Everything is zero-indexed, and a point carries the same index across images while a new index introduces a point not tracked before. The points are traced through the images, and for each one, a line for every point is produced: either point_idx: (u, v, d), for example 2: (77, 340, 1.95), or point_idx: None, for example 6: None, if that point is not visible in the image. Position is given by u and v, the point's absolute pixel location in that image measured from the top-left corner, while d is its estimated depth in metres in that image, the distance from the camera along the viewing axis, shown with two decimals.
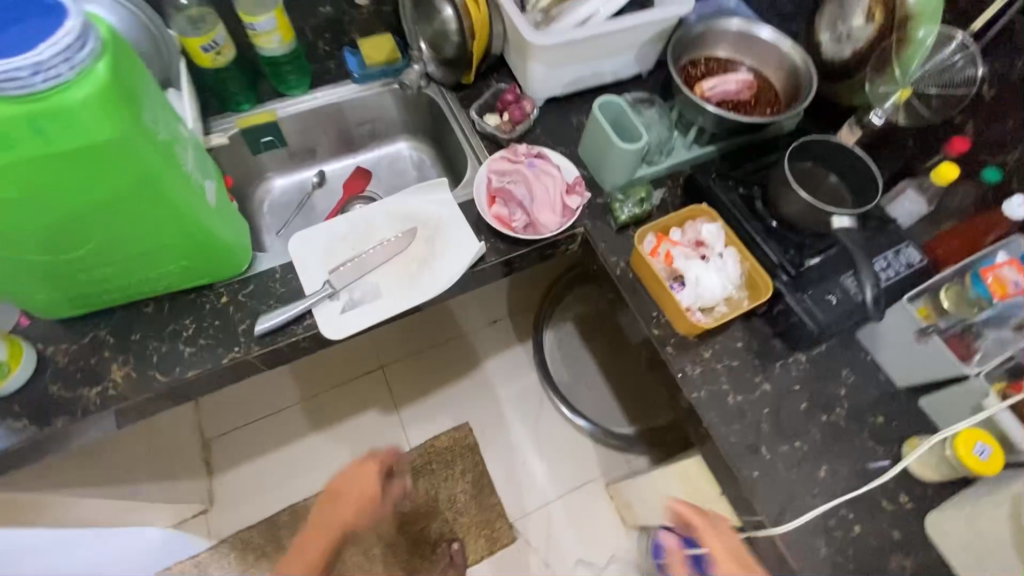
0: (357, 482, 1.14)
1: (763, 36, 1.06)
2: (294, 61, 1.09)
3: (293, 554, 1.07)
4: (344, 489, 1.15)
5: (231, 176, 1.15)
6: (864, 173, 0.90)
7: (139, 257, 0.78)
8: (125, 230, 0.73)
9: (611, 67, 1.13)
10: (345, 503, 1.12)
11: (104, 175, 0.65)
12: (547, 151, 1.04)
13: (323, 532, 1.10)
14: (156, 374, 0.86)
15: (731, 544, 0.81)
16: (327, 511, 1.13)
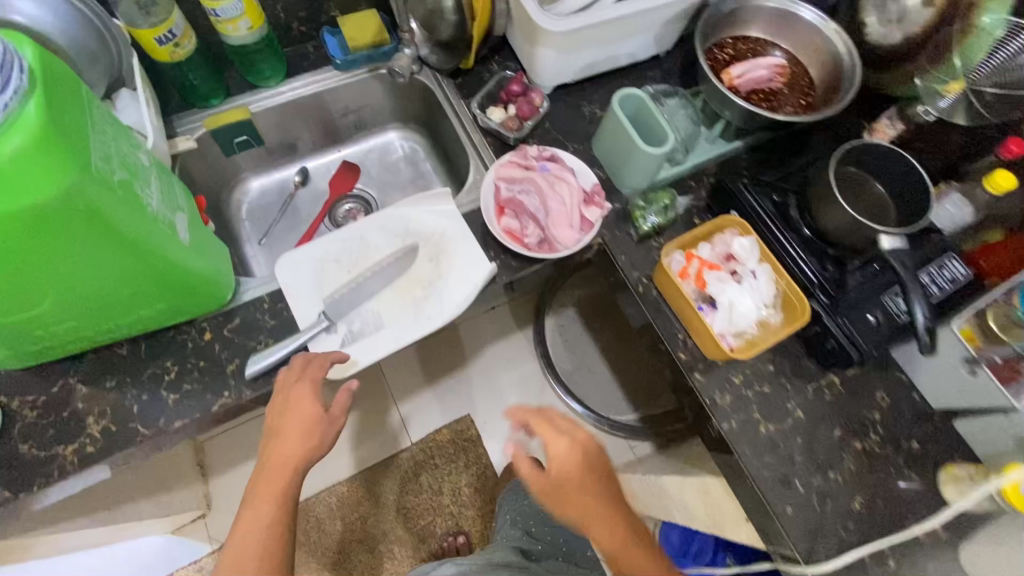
0: (298, 407, 0.76)
1: (804, 17, 0.95)
2: (264, 48, 0.94)
3: (234, 533, 0.71)
4: (285, 419, 0.76)
5: (203, 180, 1.02)
6: (914, 180, 0.81)
7: (107, 307, 0.68)
8: (84, 284, 0.62)
9: (628, 50, 1.00)
10: (290, 435, 0.75)
11: (57, 234, 0.54)
12: (561, 154, 0.93)
13: (276, 464, 0.74)
14: (139, 427, 0.77)
15: (567, 442, 0.74)
16: (271, 442, 0.76)
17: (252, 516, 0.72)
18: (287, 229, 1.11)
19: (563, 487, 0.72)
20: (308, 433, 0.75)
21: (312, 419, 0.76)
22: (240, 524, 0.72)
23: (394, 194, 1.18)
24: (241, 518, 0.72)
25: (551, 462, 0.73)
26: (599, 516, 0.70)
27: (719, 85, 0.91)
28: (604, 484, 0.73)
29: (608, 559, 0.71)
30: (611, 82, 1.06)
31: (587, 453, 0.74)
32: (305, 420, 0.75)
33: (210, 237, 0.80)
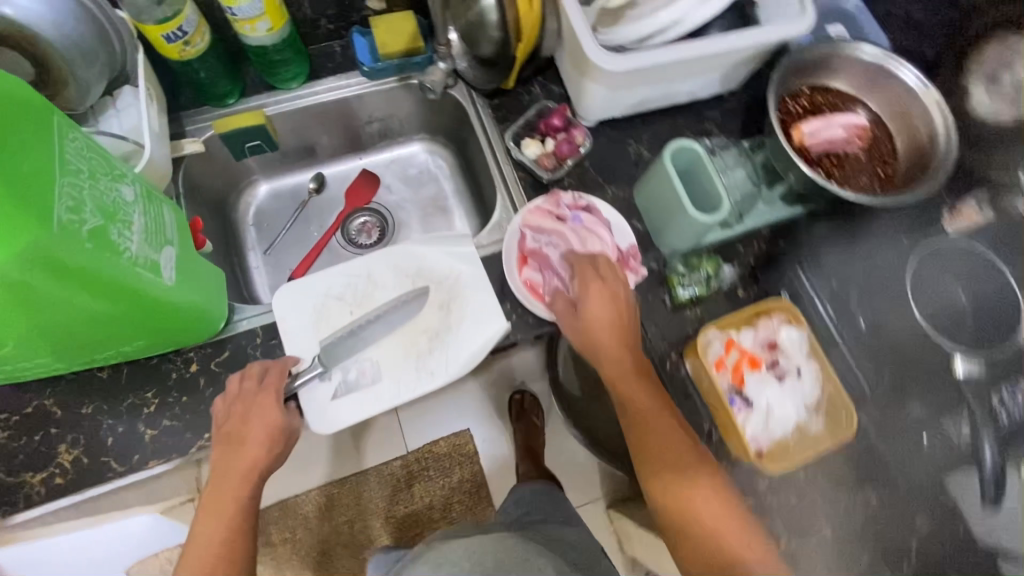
0: (259, 414, 0.68)
1: (902, 78, 0.82)
2: (285, 50, 0.85)
3: (186, 555, 0.63)
4: (241, 428, 0.67)
5: (210, 183, 0.95)
6: (1006, 316, 0.71)
7: (78, 344, 0.61)
8: (47, 330, 0.55)
9: (688, 89, 0.89)
10: (248, 446, 0.67)
11: (12, 291, 0.47)
12: (598, 204, 0.83)
13: (228, 480, 0.65)
14: (111, 462, 0.72)
15: (606, 303, 0.73)
16: (220, 456, 0.67)
17: (204, 535, 0.63)
18: (294, 240, 1.05)
19: (593, 323, 0.72)
20: (270, 443, 0.68)
21: (272, 431, 0.68)
22: (192, 548, 0.63)
23: (412, 213, 1.09)
24: (193, 541, 0.64)
25: (586, 319, 0.72)
26: (621, 367, 0.71)
27: (784, 142, 0.80)
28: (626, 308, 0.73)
29: (620, 404, 0.71)
30: (664, 120, 0.95)
31: (622, 303, 0.73)
32: (265, 429, 0.68)
33: (201, 263, 0.73)
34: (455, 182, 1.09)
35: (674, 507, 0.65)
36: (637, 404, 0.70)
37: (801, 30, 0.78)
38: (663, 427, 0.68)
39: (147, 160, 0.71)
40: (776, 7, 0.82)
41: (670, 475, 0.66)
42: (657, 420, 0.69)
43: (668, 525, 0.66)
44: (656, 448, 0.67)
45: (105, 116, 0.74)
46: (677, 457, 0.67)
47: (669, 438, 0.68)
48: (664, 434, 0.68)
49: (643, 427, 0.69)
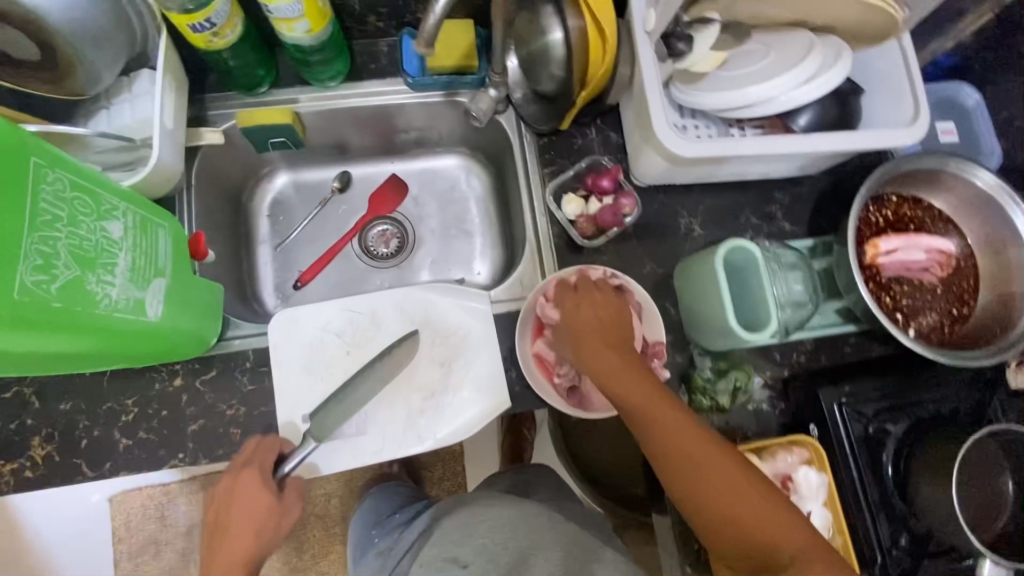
0: (247, 494, 0.62)
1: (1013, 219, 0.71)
2: (325, 48, 0.77)
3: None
4: (227, 515, 0.62)
5: (228, 171, 0.89)
6: None
7: (57, 370, 0.58)
8: (18, 368, 0.52)
9: (759, 170, 0.80)
10: (233, 538, 0.61)
11: None
12: (632, 286, 0.74)
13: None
14: (81, 466, 0.70)
15: (582, 305, 0.68)
16: (212, 547, 0.62)
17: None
18: (307, 239, 0.97)
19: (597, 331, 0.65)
20: (257, 526, 0.62)
21: (260, 516, 0.62)
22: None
23: (434, 230, 1.00)
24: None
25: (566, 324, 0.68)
26: (625, 365, 0.62)
27: (854, 259, 0.70)
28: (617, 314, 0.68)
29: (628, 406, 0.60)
30: (725, 193, 0.84)
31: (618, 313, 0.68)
32: (252, 513, 0.62)
33: (198, 284, 0.68)
34: (486, 207, 0.99)
35: (711, 511, 0.56)
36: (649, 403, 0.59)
37: (914, 138, 0.70)
38: (677, 422, 0.58)
39: (154, 163, 0.66)
40: (884, 111, 0.75)
41: (703, 483, 0.56)
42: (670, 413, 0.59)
43: (707, 525, 0.57)
44: (677, 453, 0.57)
45: (119, 99, 0.68)
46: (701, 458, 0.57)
47: (689, 436, 0.58)
48: (682, 432, 0.58)
49: (660, 431, 0.58)
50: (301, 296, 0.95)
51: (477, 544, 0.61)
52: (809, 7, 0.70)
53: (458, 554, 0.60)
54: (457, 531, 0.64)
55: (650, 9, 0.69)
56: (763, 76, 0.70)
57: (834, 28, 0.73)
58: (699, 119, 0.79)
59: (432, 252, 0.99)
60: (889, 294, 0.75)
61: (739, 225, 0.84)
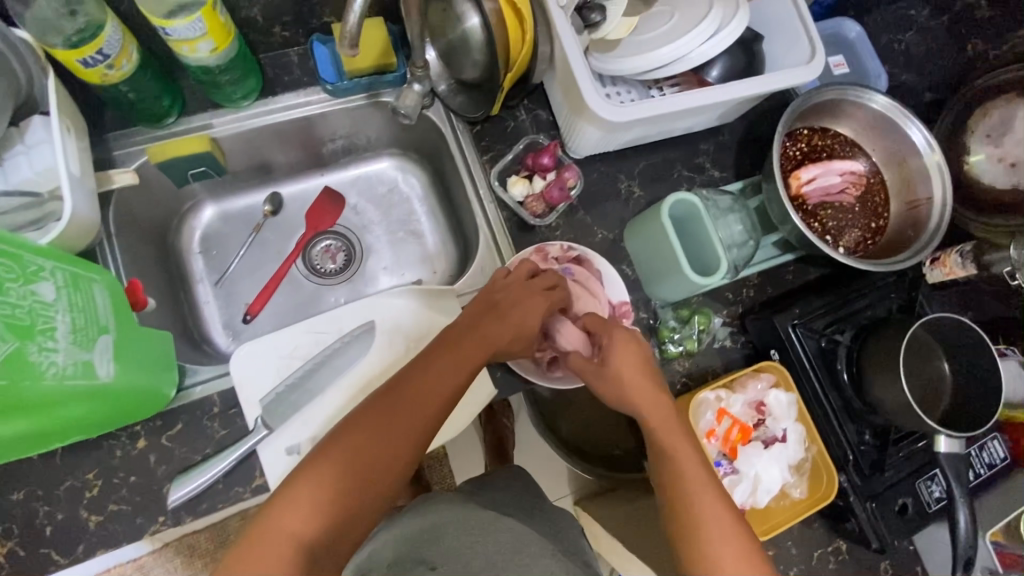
0: (491, 332, 0.65)
1: (912, 136, 0.80)
2: (233, 67, 0.73)
3: (335, 447, 0.55)
4: (447, 353, 0.62)
5: (150, 211, 0.83)
6: (981, 386, 0.72)
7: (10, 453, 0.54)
8: None
9: (684, 125, 0.84)
10: (439, 375, 0.60)
11: None
12: (589, 255, 0.77)
13: (416, 400, 0.58)
14: (51, 555, 0.65)
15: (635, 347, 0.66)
16: (423, 364, 0.61)
17: (378, 423, 0.57)
18: (247, 269, 0.92)
19: (610, 372, 0.65)
20: (467, 376, 0.62)
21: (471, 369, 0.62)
22: (355, 439, 0.56)
23: (380, 237, 0.98)
24: (353, 425, 0.57)
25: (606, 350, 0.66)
26: (644, 397, 0.63)
27: (784, 193, 0.76)
28: (641, 358, 0.65)
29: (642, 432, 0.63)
30: (657, 152, 0.88)
31: (639, 358, 0.65)
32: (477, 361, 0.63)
33: (147, 337, 0.63)
34: (429, 206, 0.99)
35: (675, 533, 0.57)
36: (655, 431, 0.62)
37: (813, 73, 0.76)
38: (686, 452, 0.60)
39: (68, 215, 0.60)
40: (785, 53, 0.81)
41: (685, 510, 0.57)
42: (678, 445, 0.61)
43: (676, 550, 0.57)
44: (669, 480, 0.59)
45: (12, 152, 0.61)
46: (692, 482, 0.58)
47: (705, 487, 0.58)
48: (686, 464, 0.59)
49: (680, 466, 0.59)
50: (253, 329, 0.90)
51: (445, 546, 0.61)
52: None
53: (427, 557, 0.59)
54: (424, 534, 0.63)
55: None
56: (673, 35, 0.74)
57: None
58: (620, 86, 0.82)
59: (384, 260, 0.97)
60: (817, 220, 0.82)
61: (674, 179, 0.88)
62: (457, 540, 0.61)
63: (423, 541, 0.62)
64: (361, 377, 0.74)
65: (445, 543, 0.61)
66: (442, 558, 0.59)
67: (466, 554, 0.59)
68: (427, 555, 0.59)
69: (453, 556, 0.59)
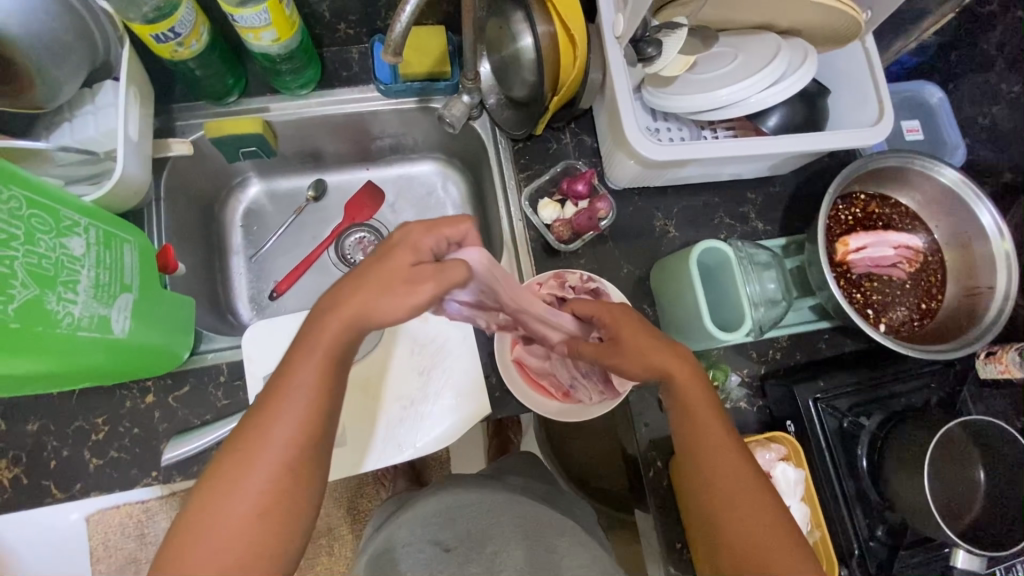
0: (377, 308, 0.49)
1: (982, 218, 0.73)
2: (294, 57, 0.77)
3: (186, 529, 0.47)
4: (280, 385, 0.49)
5: (201, 181, 0.88)
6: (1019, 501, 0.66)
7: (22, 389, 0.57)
8: None
9: (731, 172, 0.81)
10: (281, 410, 0.49)
11: None
12: (608, 289, 0.74)
13: (262, 451, 0.48)
14: (51, 488, 0.69)
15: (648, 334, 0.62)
16: (258, 406, 0.50)
17: (224, 492, 0.47)
18: (282, 248, 0.96)
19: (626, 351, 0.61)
20: (320, 400, 0.50)
21: (315, 390, 0.49)
22: (202, 518, 0.47)
23: None
24: (199, 498, 0.48)
25: (614, 329, 0.62)
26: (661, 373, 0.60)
27: (825, 258, 0.71)
28: (644, 329, 0.62)
29: (675, 416, 0.62)
30: (699, 195, 0.85)
31: (650, 338, 0.61)
32: (325, 378, 0.50)
33: (168, 300, 0.67)
34: (463, 215, 1.00)
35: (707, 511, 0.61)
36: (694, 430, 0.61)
37: (879, 137, 0.71)
38: (712, 444, 0.61)
39: (117, 176, 0.64)
40: (851, 111, 0.77)
41: (721, 509, 0.59)
42: (716, 445, 0.60)
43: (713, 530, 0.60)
44: (705, 473, 0.61)
45: (82, 111, 0.67)
46: (719, 472, 0.60)
47: (732, 467, 0.60)
48: (717, 454, 0.60)
49: (706, 454, 0.61)
50: (277, 306, 0.93)
51: (460, 529, 0.68)
52: (771, 12, 0.71)
53: (442, 539, 0.66)
54: (438, 514, 0.69)
55: (617, 14, 0.70)
56: (732, 78, 0.72)
57: (799, 30, 0.74)
58: (671, 123, 0.80)
59: None
60: (860, 291, 0.77)
61: (714, 225, 0.85)
62: (471, 524, 0.68)
63: (437, 522, 0.68)
64: (365, 374, 0.77)
65: (460, 525, 0.68)
66: (457, 540, 0.67)
67: (482, 539, 0.67)
68: (440, 536, 0.67)
69: (467, 540, 0.66)
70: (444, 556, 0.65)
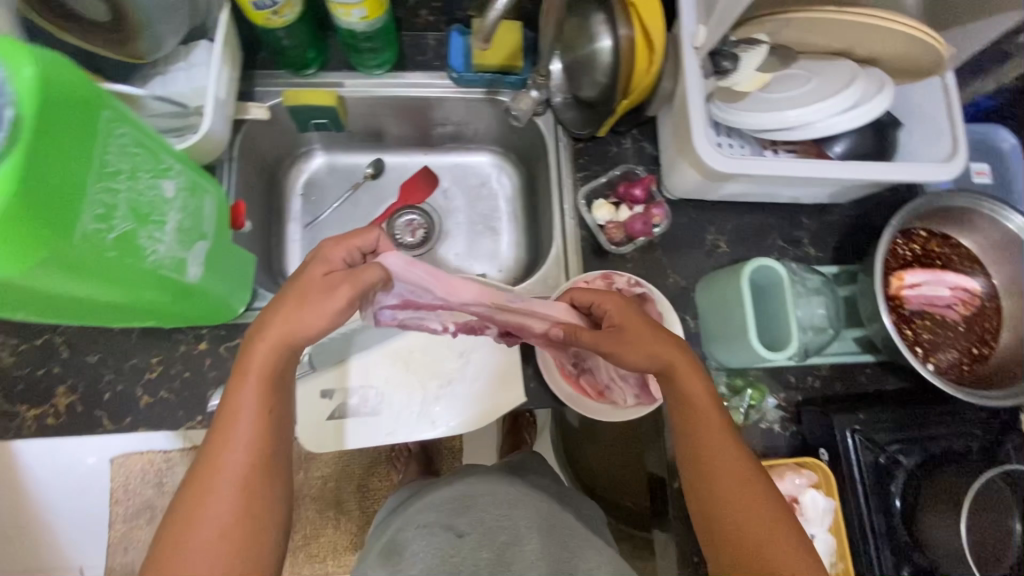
0: (296, 325, 0.53)
1: None
2: (377, 37, 0.80)
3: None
4: (225, 416, 0.51)
5: (270, 147, 0.91)
6: None
7: (87, 319, 0.59)
8: (55, 311, 0.53)
9: (790, 194, 0.81)
10: (231, 439, 0.51)
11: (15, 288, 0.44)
12: (654, 295, 0.75)
13: (215, 482, 0.50)
14: (103, 418, 0.72)
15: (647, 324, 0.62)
16: (205, 446, 0.51)
17: (185, 530, 0.49)
18: (335, 221, 0.98)
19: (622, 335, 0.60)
20: (265, 423, 0.52)
21: (259, 414, 0.52)
22: (170, 560, 0.48)
23: (460, 224, 1.01)
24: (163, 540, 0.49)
25: (612, 317, 0.63)
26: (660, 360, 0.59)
27: (881, 290, 0.71)
28: (646, 322, 0.62)
29: (676, 420, 0.61)
30: (754, 214, 0.85)
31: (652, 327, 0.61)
32: (263, 407, 0.52)
33: (234, 253, 0.69)
34: (514, 208, 1.01)
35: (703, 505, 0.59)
36: (698, 434, 0.59)
37: (949, 174, 0.71)
38: (710, 437, 0.59)
39: (204, 132, 0.67)
40: (921, 146, 0.76)
41: (724, 516, 0.57)
42: (721, 451, 0.58)
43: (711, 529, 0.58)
44: (702, 471, 0.59)
45: (175, 68, 0.71)
46: (714, 465, 0.58)
47: (729, 458, 0.58)
48: (714, 447, 0.59)
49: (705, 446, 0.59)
50: None
51: (475, 517, 0.68)
52: (852, 39, 0.71)
53: (455, 525, 0.67)
54: (455, 503, 0.71)
55: (699, 25, 0.69)
56: (805, 100, 0.72)
57: (877, 60, 0.74)
58: (735, 138, 0.80)
59: (457, 246, 1.00)
60: (911, 328, 0.76)
61: (765, 245, 0.85)
62: (485, 513, 0.68)
63: (452, 510, 0.70)
64: (404, 348, 0.79)
65: (473, 513, 0.68)
66: (470, 528, 0.66)
67: (497, 529, 0.66)
68: (455, 524, 0.67)
69: (482, 528, 0.66)
70: (455, 540, 0.65)
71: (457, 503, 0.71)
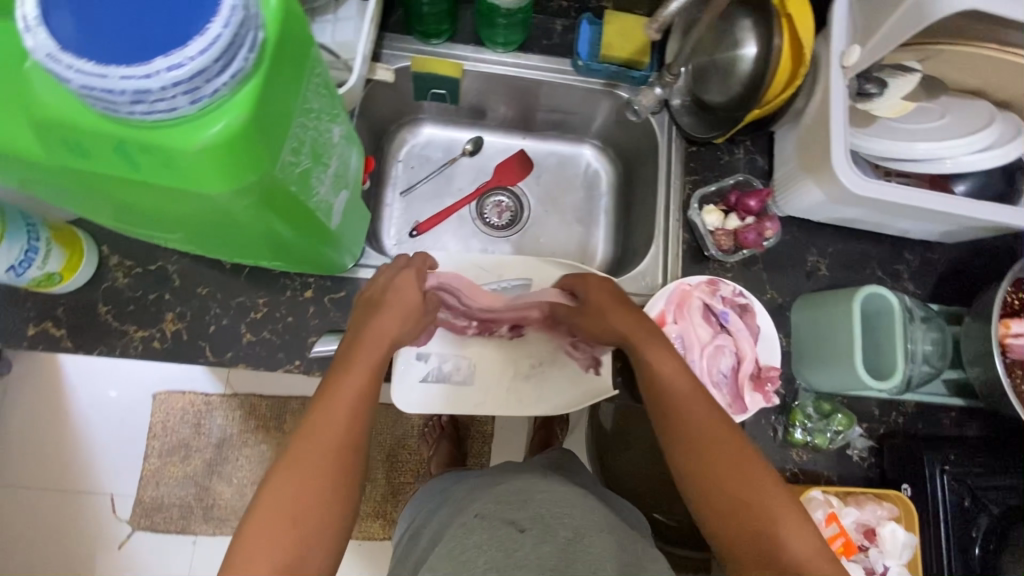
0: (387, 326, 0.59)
1: None
2: (514, 15, 0.81)
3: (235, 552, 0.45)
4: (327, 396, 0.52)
5: (383, 110, 0.93)
6: None
7: (203, 246, 0.60)
8: (200, 232, 0.53)
9: (903, 226, 0.81)
10: (331, 416, 0.51)
11: (194, 202, 0.44)
12: (756, 308, 0.75)
13: (320, 440, 0.50)
14: (205, 350, 0.74)
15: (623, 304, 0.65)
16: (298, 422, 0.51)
17: (285, 493, 0.48)
18: (430, 192, 1.00)
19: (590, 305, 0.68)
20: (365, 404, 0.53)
21: (361, 395, 0.53)
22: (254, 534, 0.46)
23: (549, 211, 1.01)
24: (258, 504, 0.47)
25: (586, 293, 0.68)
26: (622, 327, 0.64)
27: (995, 336, 0.70)
28: (607, 291, 0.67)
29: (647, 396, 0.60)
30: (858, 241, 0.85)
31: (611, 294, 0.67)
32: (365, 389, 0.54)
33: (360, 210, 0.71)
34: (605, 203, 1.01)
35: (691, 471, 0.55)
36: (677, 412, 0.57)
37: None
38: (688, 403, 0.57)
39: (347, 87, 0.68)
40: None
41: (722, 498, 0.53)
42: (703, 432, 0.55)
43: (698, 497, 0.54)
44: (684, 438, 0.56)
45: (323, 18, 0.72)
46: (692, 428, 0.56)
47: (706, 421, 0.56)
48: (693, 412, 0.56)
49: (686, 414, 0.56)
50: (415, 243, 0.97)
51: (535, 512, 0.59)
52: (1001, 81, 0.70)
53: (515, 518, 0.58)
54: (513, 494, 0.62)
55: (851, 45, 0.69)
56: (945, 135, 0.71)
57: (1017, 104, 0.74)
58: None
59: (544, 233, 1.00)
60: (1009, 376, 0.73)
61: (864, 274, 0.84)
62: (545, 508, 0.60)
63: (509, 504, 0.61)
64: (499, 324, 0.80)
65: (532, 508, 0.59)
66: (531, 523, 0.57)
67: (556, 524, 0.57)
68: (514, 517, 0.58)
69: (541, 524, 0.57)
70: (516, 536, 0.56)
71: (514, 495, 0.62)
